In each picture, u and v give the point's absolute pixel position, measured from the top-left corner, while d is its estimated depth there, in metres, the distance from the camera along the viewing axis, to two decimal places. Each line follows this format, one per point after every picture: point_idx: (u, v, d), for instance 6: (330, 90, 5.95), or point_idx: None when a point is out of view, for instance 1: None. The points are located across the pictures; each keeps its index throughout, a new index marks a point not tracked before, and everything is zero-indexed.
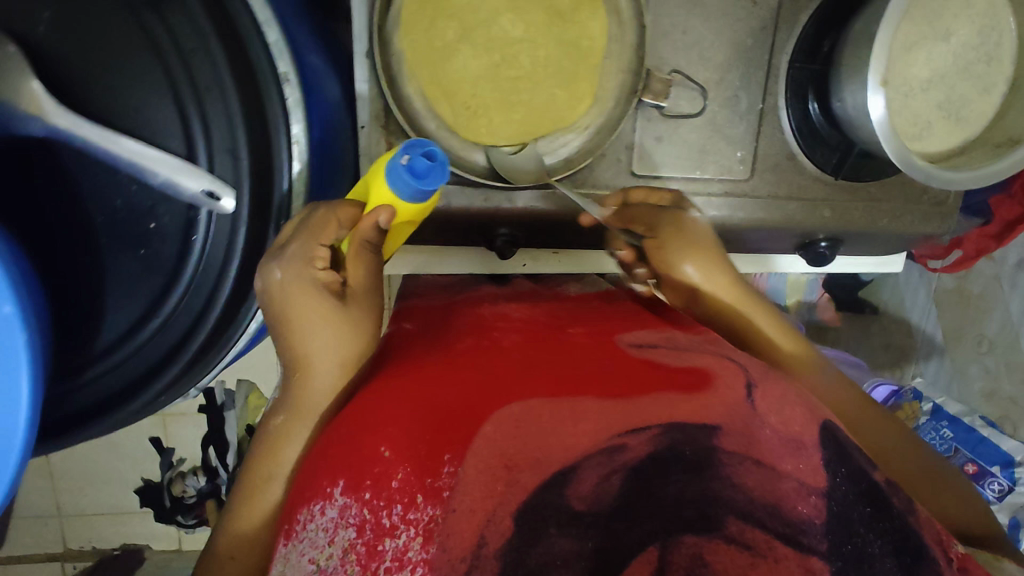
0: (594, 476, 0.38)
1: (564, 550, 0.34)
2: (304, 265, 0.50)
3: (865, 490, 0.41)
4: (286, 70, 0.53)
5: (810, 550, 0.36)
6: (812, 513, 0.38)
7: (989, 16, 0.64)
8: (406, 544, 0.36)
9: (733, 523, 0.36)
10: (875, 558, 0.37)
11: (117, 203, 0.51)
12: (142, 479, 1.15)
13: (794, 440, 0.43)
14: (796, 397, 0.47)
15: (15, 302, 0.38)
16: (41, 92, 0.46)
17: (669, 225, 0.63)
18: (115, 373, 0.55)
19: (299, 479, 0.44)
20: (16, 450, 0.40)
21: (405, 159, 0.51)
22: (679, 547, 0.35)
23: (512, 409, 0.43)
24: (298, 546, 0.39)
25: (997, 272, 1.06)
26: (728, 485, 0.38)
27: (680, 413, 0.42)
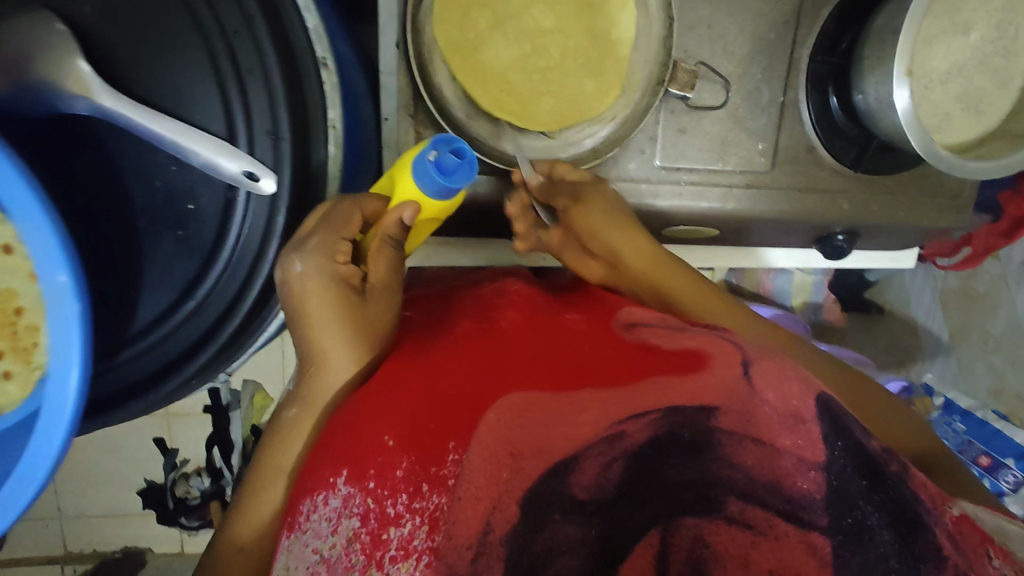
0: (595, 465, 0.39)
1: (568, 536, 0.37)
2: (325, 258, 0.48)
3: (863, 463, 0.42)
4: (324, 54, 0.54)
5: (810, 525, 0.39)
6: (812, 488, 0.40)
7: (1005, 11, 0.66)
8: (412, 533, 0.37)
9: (733, 503, 0.39)
10: (874, 529, 0.40)
11: (157, 184, 0.52)
12: (145, 481, 1.13)
13: (793, 415, 0.43)
14: (791, 371, 0.46)
15: (71, 273, 0.39)
16: (89, 72, 0.47)
17: (592, 196, 0.64)
18: (147, 357, 0.54)
19: (306, 464, 0.44)
20: (65, 424, 0.40)
21: (433, 155, 0.52)
22: (680, 529, 0.38)
23: (511, 398, 0.42)
24: (302, 535, 0.40)
25: (1003, 271, 1.05)
26: (727, 466, 0.40)
27: (679, 394, 0.42)
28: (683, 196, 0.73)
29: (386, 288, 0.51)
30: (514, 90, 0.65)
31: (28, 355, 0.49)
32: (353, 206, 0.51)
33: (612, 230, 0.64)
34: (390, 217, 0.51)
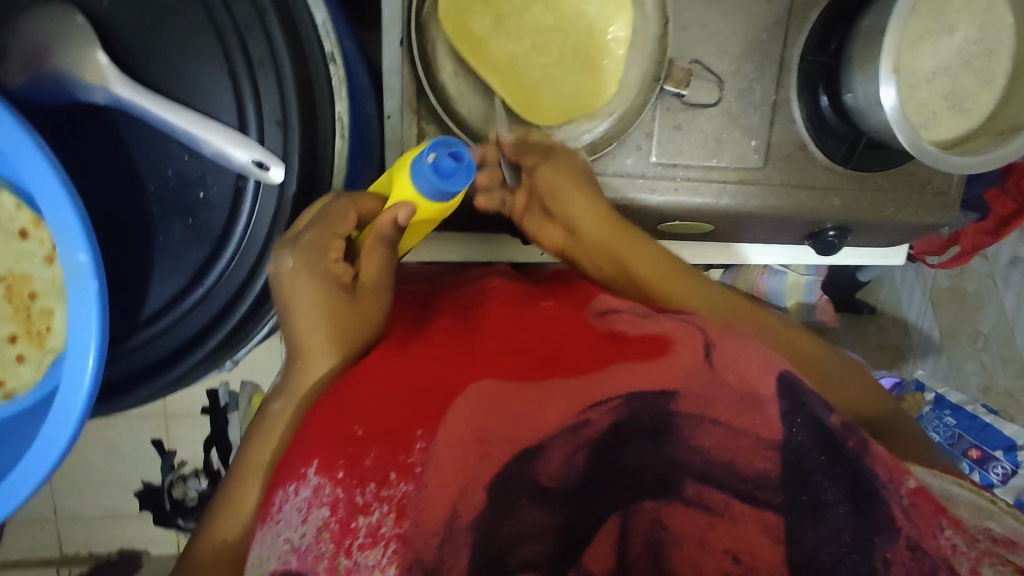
0: (561, 454, 0.38)
1: (536, 522, 0.37)
2: (317, 257, 0.49)
3: (821, 436, 0.41)
4: (332, 50, 0.55)
5: (764, 504, 0.39)
6: (767, 467, 0.39)
7: (987, 14, 0.69)
8: (380, 520, 0.37)
9: (690, 485, 0.39)
10: (828, 504, 0.39)
11: (169, 173, 0.53)
12: (142, 482, 1.13)
13: (750, 395, 0.42)
14: (753, 350, 0.44)
15: (89, 251, 0.40)
16: (106, 63, 0.48)
17: (561, 156, 0.64)
18: (157, 343, 0.56)
19: (284, 455, 0.43)
20: (81, 401, 0.41)
21: (431, 158, 0.51)
22: (639, 512, 0.38)
23: (478, 385, 0.40)
24: (274, 527, 0.39)
25: (990, 270, 1.10)
26: (683, 448, 0.40)
27: (641, 381, 0.41)
28: (679, 192, 0.75)
29: (376, 288, 0.51)
30: (517, 84, 0.68)
31: (42, 338, 0.50)
32: (348, 203, 0.52)
33: (574, 191, 0.62)
34: (385, 215, 0.51)
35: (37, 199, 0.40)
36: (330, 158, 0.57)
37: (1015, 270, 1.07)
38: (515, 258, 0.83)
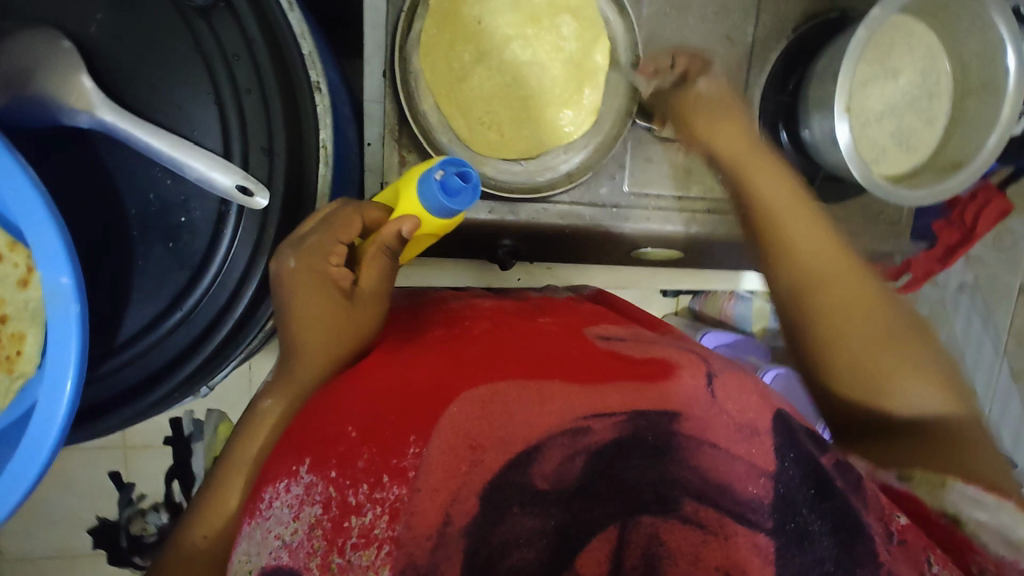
0: (559, 454, 0.41)
1: (527, 528, 0.38)
2: (319, 258, 0.49)
3: (810, 473, 0.45)
4: (318, 78, 0.56)
5: (757, 526, 0.41)
6: (760, 493, 0.42)
7: (929, 60, 0.76)
8: (373, 522, 0.36)
9: (688, 504, 0.41)
10: (815, 534, 0.42)
11: (151, 196, 0.53)
12: (97, 518, 1.07)
13: (749, 426, 0.46)
14: (752, 387, 0.50)
15: (72, 274, 0.40)
16: (92, 88, 0.49)
17: (695, 91, 0.65)
18: (133, 367, 0.55)
19: (269, 457, 0.43)
20: (57, 426, 0.40)
21: (439, 174, 0.52)
22: (638, 526, 0.39)
23: (476, 390, 0.42)
24: (263, 522, 0.39)
25: (942, 297, 1.13)
26: (685, 467, 0.42)
27: (645, 401, 0.44)
28: (651, 220, 0.78)
29: (375, 294, 0.50)
30: (497, 117, 0.71)
31: (11, 364, 0.49)
32: (353, 211, 0.51)
33: (700, 117, 0.64)
34: (389, 227, 0.50)
35: (17, 219, 0.40)
36: (314, 183, 0.57)
37: (963, 294, 1.12)
38: (494, 283, 0.85)
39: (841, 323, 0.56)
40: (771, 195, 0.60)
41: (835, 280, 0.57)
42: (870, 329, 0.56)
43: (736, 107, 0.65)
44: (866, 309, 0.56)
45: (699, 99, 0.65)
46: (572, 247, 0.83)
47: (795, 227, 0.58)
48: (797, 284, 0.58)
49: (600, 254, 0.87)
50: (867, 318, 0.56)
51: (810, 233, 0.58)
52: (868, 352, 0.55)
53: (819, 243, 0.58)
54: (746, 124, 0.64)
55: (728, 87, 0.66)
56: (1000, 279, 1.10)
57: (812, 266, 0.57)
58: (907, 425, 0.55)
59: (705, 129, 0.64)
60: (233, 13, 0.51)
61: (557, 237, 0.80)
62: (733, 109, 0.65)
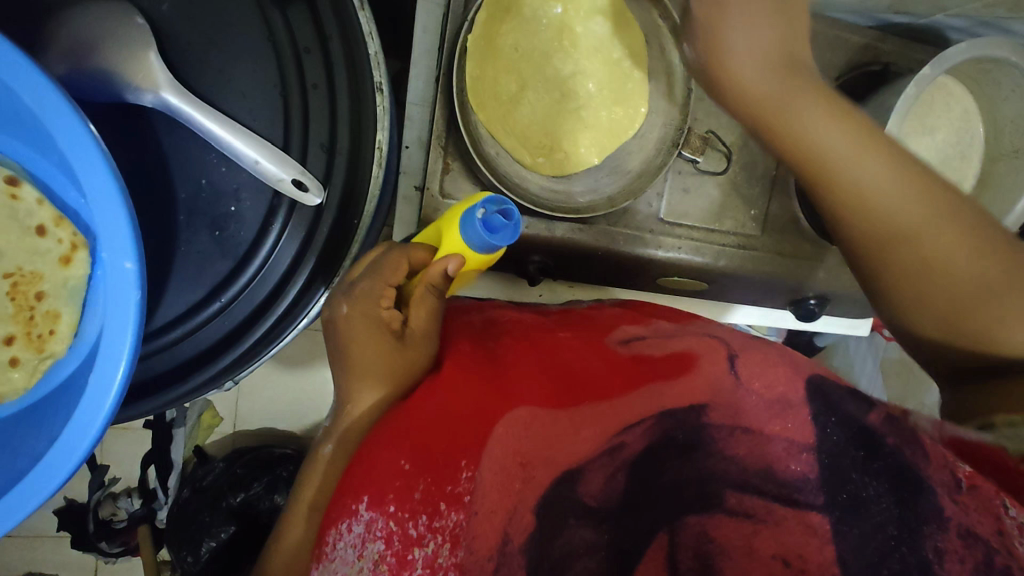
0: (601, 475, 0.44)
1: (584, 539, 0.42)
2: (372, 302, 0.51)
3: (857, 435, 0.45)
4: (380, 80, 0.52)
5: (808, 505, 0.43)
6: (804, 469, 0.44)
7: (964, 121, 0.78)
8: (435, 552, 0.40)
9: (731, 496, 0.43)
10: (870, 500, 0.43)
11: (202, 182, 0.52)
12: (65, 499, 1.02)
13: (780, 401, 0.48)
14: (776, 359, 0.52)
15: (137, 259, 0.38)
16: (159, 66, 0.47)
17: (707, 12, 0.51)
18: (164, 356, 0.53)
19: (335, 491, 0.44)
20: (104, 412, 0.38)
21: (482, 212, 0.52)
22: (685, 526, 0.43)
23: (517, 412, 0.45)
24: (329, 565, 0.40)
25: None
26: (722, 459, 0.45)
27: (669, 400, 0.47)
28: (681, 250, 0.79)
29: (425, 331, 0.52)
30: (557, 140, 0.72)
31: (42, 343, 0.47)
32: (399, 256, 0.54)
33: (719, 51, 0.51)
34: (435, 267, 0.53)
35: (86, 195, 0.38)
36: (364, 184, 0.54)
37: None
38: (517, 296, 0.83)
39: (923, 269, 0.49)
40: (833, 143, 0.50)
41: (899, 234, 0.49)
42: (970, 272, 0.47)
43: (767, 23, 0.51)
44: (962, 248, 0.47)
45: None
46: (602, 269, 0.82)
47: (856, 177, 0.50)
48: (876, 232, 0.50)
49: (627, 280, 0.86)
50: (950, 260, 0.47)
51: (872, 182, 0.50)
52: (955, 298, 0.47)
53: (895, 189, 0.49)
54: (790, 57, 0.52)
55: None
56: None
57: (888, 219, 0.50)
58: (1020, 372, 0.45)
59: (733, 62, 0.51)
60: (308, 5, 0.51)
61: (587, 258, 0.79)
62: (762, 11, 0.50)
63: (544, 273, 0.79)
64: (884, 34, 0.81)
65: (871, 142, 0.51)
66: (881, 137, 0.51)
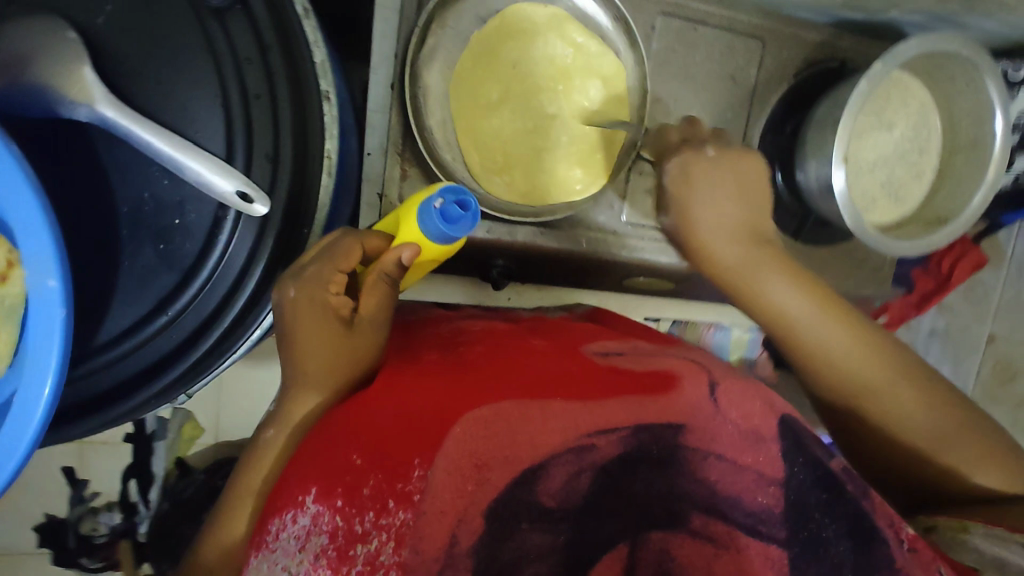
0: (563, 474, 0.41)
1: (535, 543, 0.39)
2: (318, 287, 0.50)
3: (820, 476, 0.46)
4: (327, 88, 0.54)
5: (770, 538, 0.43)
6: (770, 502, 0.44)
7: (920, 115, 0.78)
8: (379, 549, 0.38)
9: (697, 518, 0.43)
10: (829, 540, 0.44)
11: (144, 195, 0.51)
12: (45, 515, 1.02)
13: (754, 433, 0.47)
14: (756, 394, 0.50)
15: (60, 277, 0.38)
16: (93, 80, 0.47)
17: (681, 184, 0.64)
18: (110, 371, 0.53)
19: (276, 485, 0.44)
20: (31, 432, 0.38)
21: (439, 203, 0.53)
22: (647, 543, 0.41)
23: (479, 410, 0.43)
24: (271, 555, 0.40)
25: (911, 340, 1.19)
26: (693, 480, 0.44)
27: (649, 415, 0.45)
28: (643, 250, 0.79)
29: (374, 323, 0.52)
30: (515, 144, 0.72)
31: None
32: (354, 240, 0.53)
33: (701, 208, 0.63)
34: (389, 255, 0.52)
35: (9, 217, 0.38)
36: (315, 190, 0.55)
37: (934, 341, 1.15)
38: (484, 300, 0.84)
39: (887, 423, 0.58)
40: (797, 312, 0.58)
41: (866, 387, 0.58)
42: (915, 417, 0.57)
43: (722, 175, 0.64)
44: (908, 399, 0.58)
45: (688, 176, 0.64)
46: (569, 271, 0.83)
47: (823, 347, 0.58)
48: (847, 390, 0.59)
49: (594, 281, 0.86)
50: (899, 412, 0.58)
51: (846, 336, 0.58)
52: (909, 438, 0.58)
53: (855, 354, 0.58)
54: (752, 222, 0.63)
55: (681, 164, 0.64)
56: (970, 329, 1.13)
57: (854, 379, 0.58)
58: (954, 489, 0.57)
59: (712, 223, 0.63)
60: (247, 15, 0.50)
61: (552, 261, 0.79)
62: (724, 176, 0.63)
63: (507, 278, 0.79)
64: (841, 31, 0.82)
65: (835, 306, 0.59)
66: (839, 301, 0.60)
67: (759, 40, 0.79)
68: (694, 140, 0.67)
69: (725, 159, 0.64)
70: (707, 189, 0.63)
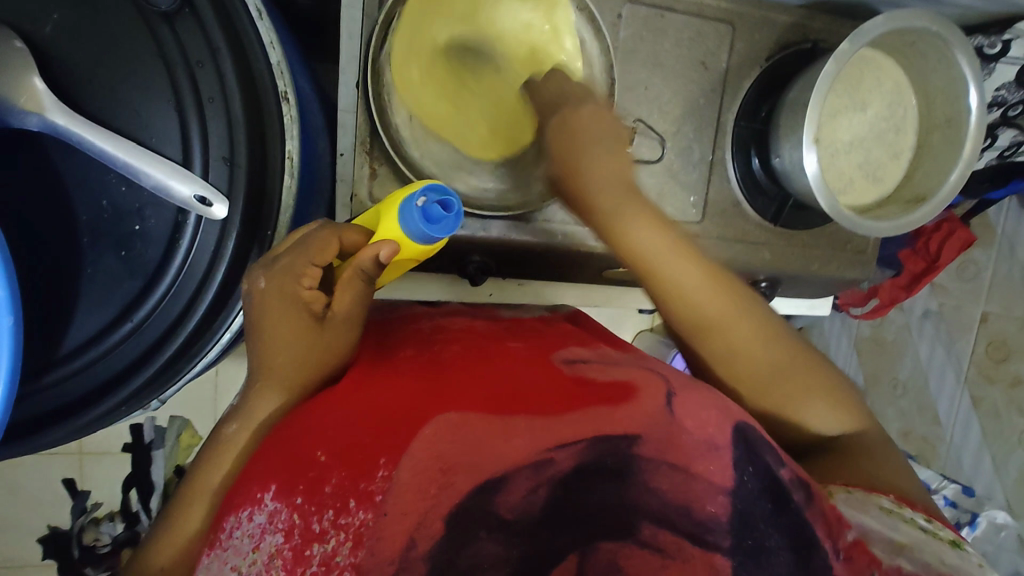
0: (524, 487, 0.41)
1: (490, 553, 0.38)
2: (289, 278, 0.49)
3: (769, 486, 0.45)
4: (286, 89, 0.54)
5: (715, 547, 0.41)
6: (718, 511, 0.43)
7: (896, 93, 0.77)
8: (335, 549, 0.37)
9: (646, 527, 0.41)
10: (771, 550, 0.42)
11: (104, 203, 0.52)
12: (48, 527, 1.03)
13: (708, 442, 0.47)
14: (711, 402, 0.50)
15: (8, 286, 0.38)
16: (43, 90, 0.47)
17: (566, 120, 0.60)
18: (78, 380, 0.53)
19: (239, 478, 0.45)
20: None
21: (421, 201, 0.53)
22: (597, 553, 0.40)
23: (447, 417, 0.43)
24: (223, 553, 0.40)
25: (906, 321, 1.19)
26: (645, 490, 0.43)
27: (608, 425, 0.45)
28: None
29: (346, 320, 0.52)
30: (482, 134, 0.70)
31: None
32: (331, 233, 0.52)
33: (569, 151, 0.59)
34: (367, 251, 0.51)
35: None
36: (277, 194, 0.55)
37: (927, 322, 1.16)
38: (466, 297, 0.84)
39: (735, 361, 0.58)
40: (658, 248, 0.56)
41: (719, 327, 0.57)
42: (764, 359, 0.57)
43: (601, 121, 0.60)
44: (758, 342, 0.57)
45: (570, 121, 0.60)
46: (549, 265, 0.83)
47: (681, 284, 0.56)
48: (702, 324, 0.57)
49: (575, 274, 0.87)
50: (751, 354, 0.57)
51: (704, 278, 0.57)
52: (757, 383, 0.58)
53: (707, 293, 0.57)
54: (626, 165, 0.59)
55: (580, 112, 0.60)
56: (963, 308, 1.12)
57: (705, 314, 0.57)
58: (796, 436, 0.59)
59: (575, 163, 0.58)
60: (195, 17, 0.50)
61: (529, 256, 0.79)
62: (604, 125, 0.60)
63: (485, 273, 0.78)
64: (813, 12, 0.81)
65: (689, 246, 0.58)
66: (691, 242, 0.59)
67: (729, 24, 0.78)
68: (569, 95, 0.63)
69: (600, 116, 0.60)
70: (575, 133, 0.59)
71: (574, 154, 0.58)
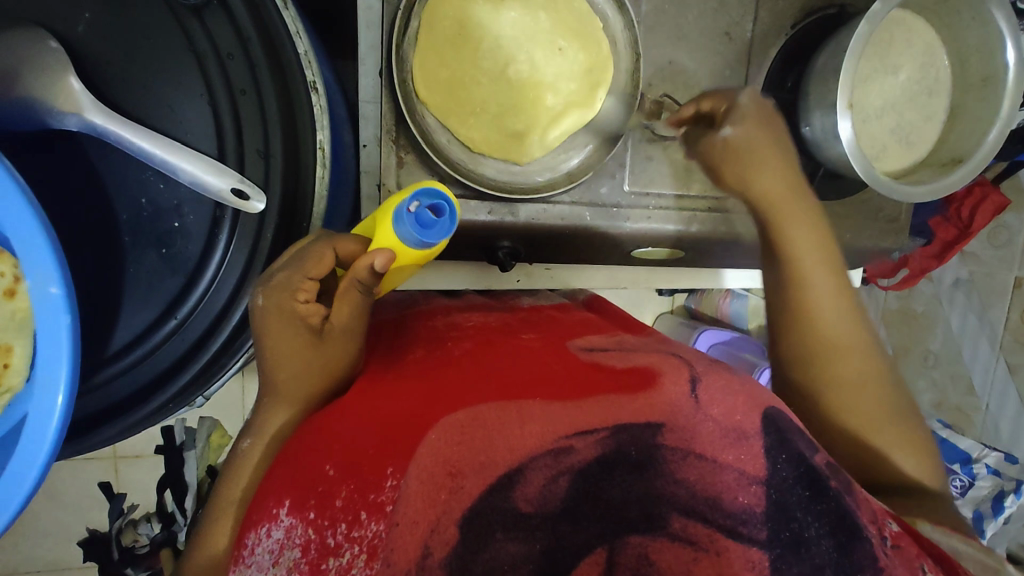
0: (541, 477, 0.40)
1: (510, 554, 0.36)
2: (285, 295, 0.49)
3: (805, 473, 0.44)
4: (314, 77, 0.52)
5: (751, 540, 0.40)
6: (751, 502, 0.42)
7: (928, 54, 0.75)
8: (351, 562, 0.37)
9: (676, 520, 0.40)
10: (811, 540, 0.41)
11: (143, 201, 0.52)
12: (88, 530, 1.05)
13: (736, 430, 0.46)
14: (738, 387, 0.50)
15: (62, 284, 0.40)
16: (80, 89, 0.46)
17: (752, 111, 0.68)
18: (124, 379, 0.53)
19: (256, 494, 0.46)
20: (51, 436, 0.40)
21: (412, 207, 0.52)
22: (626, 547, 0.38)
23: (453, 416, 0.43)
24: (246, 570, 0.40)
25: (936, 292, 1.18)
26: (670, 481, 0.42)
27: (626, 413, 0.44)
28: (652, 219, 0.77)
29: (347, 330, 0.51)
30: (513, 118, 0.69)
31: None
32: (325, 245, 0.51)
33: (750, 150, 0.68)
34: (362, 261, 0.50)
35: (13, 239, 0.39)
36: (311, 185, 0.54)
37: (958, 290, 1.15)
38: (493, 285, 0.84)
39: (845, 408, 0.64)
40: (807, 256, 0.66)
41: (842, 352, 0.65)
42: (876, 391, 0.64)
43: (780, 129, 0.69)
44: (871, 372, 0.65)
45: (740, 153, 0.68)
46: (574, 249, 0.82)
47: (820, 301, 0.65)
48: (814, 363, 0.65)
49: (602, 257, 0.87)
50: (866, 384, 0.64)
51: (837, 299, 0.66)
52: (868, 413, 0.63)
53: (836, 313, 0.65)
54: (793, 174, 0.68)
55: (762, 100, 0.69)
56: (995, 276, 1.09)
57: (834, 336, 0.65)
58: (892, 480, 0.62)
59: (758, 163, 0.68)
60: (224, 9, 0.50)
61: (555, 238, 0.78)
62: (779, 132, 0.69)
63: (514, 259, 0.77)
64: None
65: (831, 273, 0.66)
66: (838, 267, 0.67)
67: None
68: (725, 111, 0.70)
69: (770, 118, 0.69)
70: (757, 131, 0.68)
71: (753, 154, 0.68)
